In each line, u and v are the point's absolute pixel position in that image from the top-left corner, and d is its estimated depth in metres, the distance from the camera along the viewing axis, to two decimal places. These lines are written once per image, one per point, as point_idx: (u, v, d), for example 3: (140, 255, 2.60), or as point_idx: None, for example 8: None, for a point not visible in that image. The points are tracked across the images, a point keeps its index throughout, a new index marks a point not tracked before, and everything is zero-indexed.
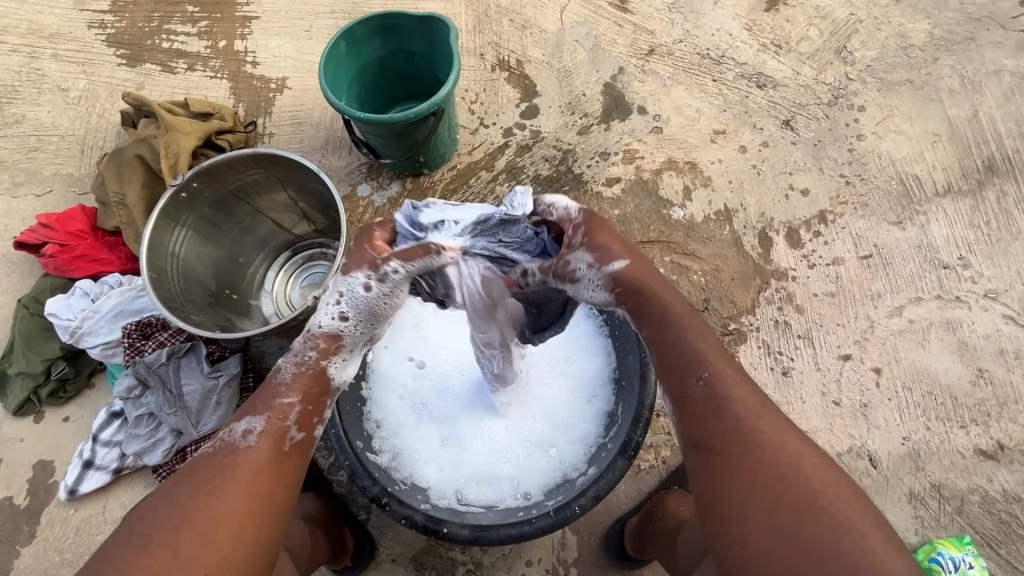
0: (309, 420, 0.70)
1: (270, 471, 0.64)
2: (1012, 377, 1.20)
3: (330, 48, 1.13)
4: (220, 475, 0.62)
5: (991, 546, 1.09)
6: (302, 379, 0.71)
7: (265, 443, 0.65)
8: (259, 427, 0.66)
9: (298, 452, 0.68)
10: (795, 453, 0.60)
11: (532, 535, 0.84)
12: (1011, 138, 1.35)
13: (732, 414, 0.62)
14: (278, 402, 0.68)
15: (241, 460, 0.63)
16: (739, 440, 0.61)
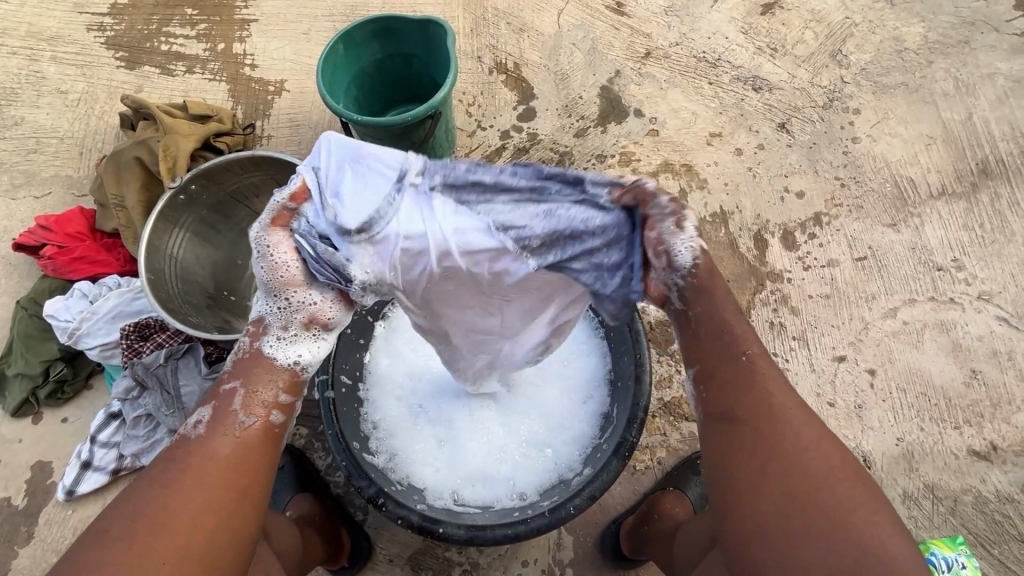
0: (258, 404, 0.62)
1: (229, 460, 0.59)
2: (1005, 378, 1.20)
3: (328, 51, 1.14)
4: (177, 469, 0.58)
5: (984, 546, 1.10)
6: (243, 363, 0.63)
7: (214, 432, 0.60)
8: (207, 415, 0.61)
9: (256, 441, 0.61)
10: (823, 455, 0.59)
11: (527, 535, 0.84)
12: (1005, 141, 1.36)
13: (764, 396, 0.62)
14: (223, 389, 0.62)
15: (198, 450, 0.59)
16: (767, 423, 0.61)
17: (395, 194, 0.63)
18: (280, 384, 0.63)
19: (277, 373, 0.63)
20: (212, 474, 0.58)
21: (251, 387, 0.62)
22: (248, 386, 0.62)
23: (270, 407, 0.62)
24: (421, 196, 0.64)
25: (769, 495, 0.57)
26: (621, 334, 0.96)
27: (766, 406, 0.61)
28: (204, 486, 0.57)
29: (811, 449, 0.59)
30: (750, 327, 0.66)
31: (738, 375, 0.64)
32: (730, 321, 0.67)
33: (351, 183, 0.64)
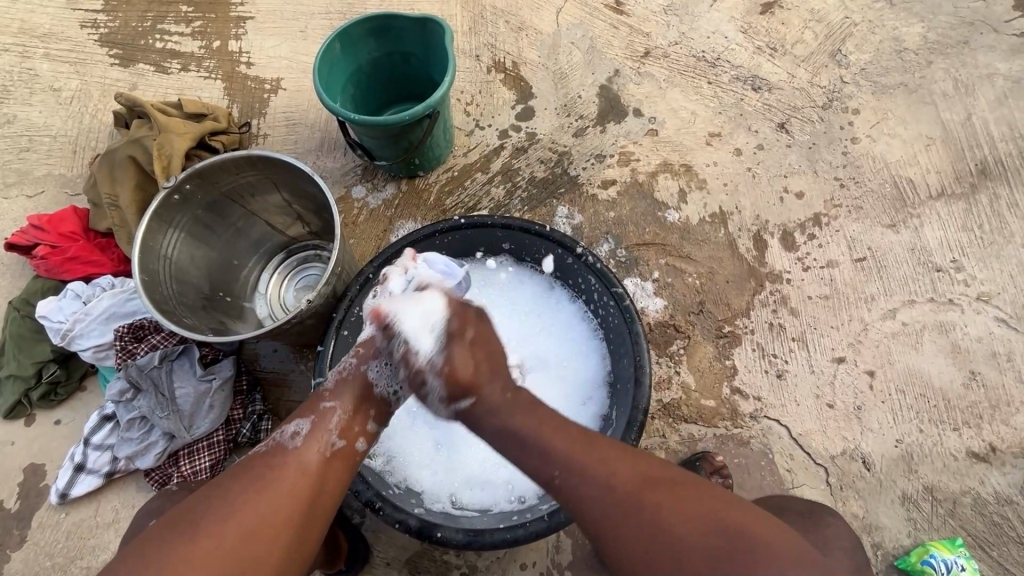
0: (352, 432, 0.77)
1: (312, 475, 0.70)
2: (1004, 379, 1.20)
3: (325, 48, 1.12)
4: (262, 475, 0.67)
5: (982, 548, 1.10)
6: (348, 387, 0.80)
7: (309, 445, 0.72)
8: (305, 428, 0.74)
9: (340, 465, 0.74)
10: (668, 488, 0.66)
11: (526, 540, 0.84)
12: (1003, 142, 1.36)
13: (596, 480, 0.67)
14: (322, 408, 0.77)
15: (287, 461, 0.70)
16: (623, 504, 0.65)
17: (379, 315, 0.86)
18: (374, 415, 0.80)
19: (376, 405, 0.81)
20: (293, 488, 0.67)
21: (347, 410, 0.77)
22: (344, 410, 0.77)
23: (361, 434, 0.78)
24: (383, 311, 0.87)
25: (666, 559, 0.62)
26: (621, 336, 0.96)
27: (607, 498, 0.66)
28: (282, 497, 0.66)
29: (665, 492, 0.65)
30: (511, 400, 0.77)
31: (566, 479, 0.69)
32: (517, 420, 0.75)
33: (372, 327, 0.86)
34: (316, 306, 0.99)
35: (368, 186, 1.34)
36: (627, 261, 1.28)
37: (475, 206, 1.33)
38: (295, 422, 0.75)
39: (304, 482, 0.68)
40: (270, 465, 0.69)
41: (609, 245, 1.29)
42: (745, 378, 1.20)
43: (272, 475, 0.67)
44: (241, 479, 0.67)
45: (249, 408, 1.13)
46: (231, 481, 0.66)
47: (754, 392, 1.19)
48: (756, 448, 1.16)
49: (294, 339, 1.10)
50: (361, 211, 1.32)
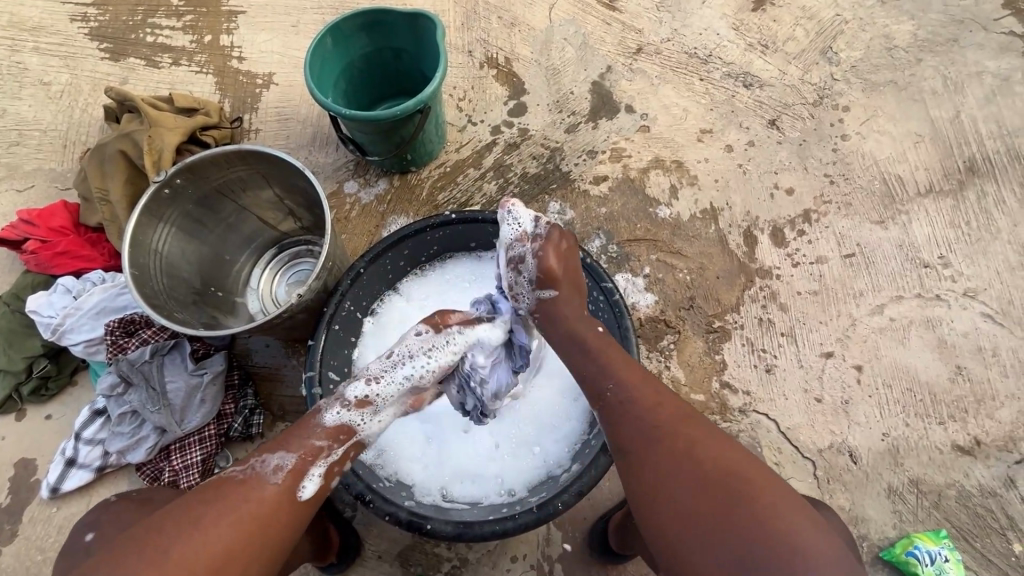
0: (330, 472, 0.76)
1: (284, 512, 0.69)
2: (989, 374, 1.22)
3: (316, 43, 1.12)
4: (243, 506, 0.66)
5: (966, 540, 1.11)
6: (336, 430, 0.79)
7: (288, 482, 0.71)
8: (290, 463, 0.72)
9: (311, 505, 0.73)
10: (701, 435, 0.70)
11: (515, 531, 0.85)
12: (991, 140, 1.37)
13: (643, 415, 0.73)
14: (311, 445, 0.76)
15: (265, 494, 0.68)
16: (655, 442, 0.70)
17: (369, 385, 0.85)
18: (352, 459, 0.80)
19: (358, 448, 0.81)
20: (267, 527, 0.66)
21: (333, 453, 0.78)
22: (327, 450, 0.77)
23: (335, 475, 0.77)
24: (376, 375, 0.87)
25: (677, 496, 0.66)
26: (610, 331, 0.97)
27: (647, 422, 0.72)
28: (257, 532, 0.65)
29: (694, 438, 0.69)
30: (595, 336, 0.85)
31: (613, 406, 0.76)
32: (596, 353, 0.82)
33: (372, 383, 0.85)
34: (307, 300, 0.99)
35: (360, 181, 1.34)
36: (618, 257, 1.29)
37: (468, 202, 1.33)
38: (280, 453, 0.73)
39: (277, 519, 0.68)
40: (250, 494, 0.67)
41: (600, 241, 1.30)
42: (734, 372, 1.21)
43: (249, 508, 0.66)
44: (220, 502, 0.65)
45: (241, 403, 1.13)
46: (212, 503, 0.65)
47: (744, 386, 1.20)
48: (745, 442, 1.17)
49: (286, 333, 1.10)
50: (353, 206, 1.32)
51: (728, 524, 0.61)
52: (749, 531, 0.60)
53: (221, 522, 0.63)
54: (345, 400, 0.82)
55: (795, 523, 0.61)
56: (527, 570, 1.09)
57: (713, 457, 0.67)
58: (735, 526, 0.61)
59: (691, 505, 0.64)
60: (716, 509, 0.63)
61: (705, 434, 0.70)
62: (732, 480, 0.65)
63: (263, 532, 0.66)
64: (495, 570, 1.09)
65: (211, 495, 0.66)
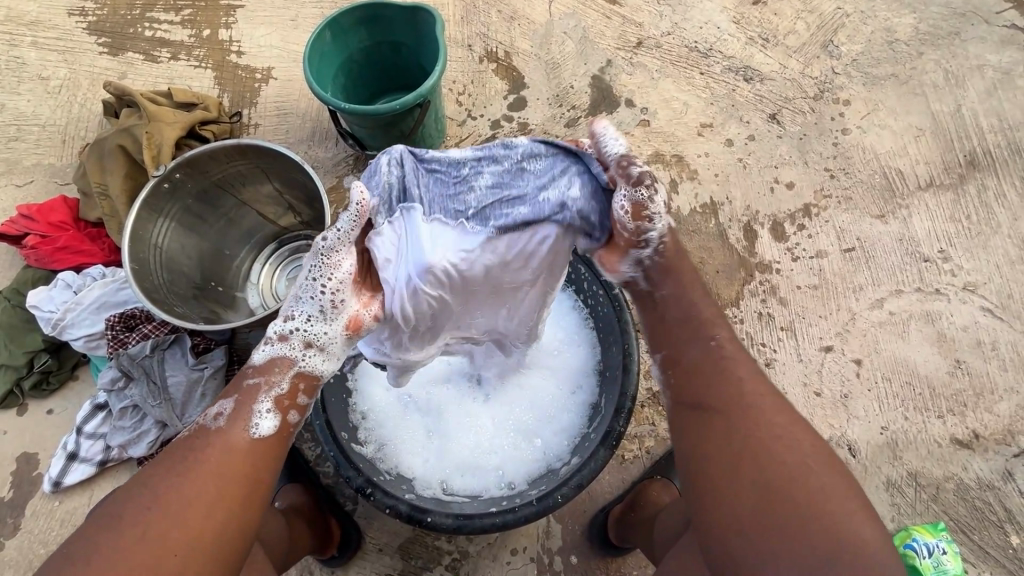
0: (281, 405, 0.65)
1: (238, 455, 0.61)
2: (989, 367, 1.22)
3: (314, 37, 1.12)
4: (187, 463, 0.59)
5: (964, 532, 1.12)
6: (273, 365, 0.66)
7: (233, 426, 0.62)
8: (229, 408, 0.64)
9: (274, 444, 0.64)
10: (781, 418, 0.65)
11: (515, 524, 0.85)
12: (992, 134, 1.37)
13: (728, 380, 0.68)
14: (245, 383, 0.65)
15: (210, 444, 0.61)
16: (728, 416, 0.65)
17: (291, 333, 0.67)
18: (306, 391, 0.67)
19: (310, 380, 0.68)
20: (219, 477, 0.59)
21: (277, 385, 0.65)
22: (269, 383, 0.65)
23: (294, 408, 0.66)
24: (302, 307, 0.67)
25: (738, 475, 0.61)
26: (609, 324, 0.97)
27: (735, 391, 0.67)
28: (208, 484, 0.58)
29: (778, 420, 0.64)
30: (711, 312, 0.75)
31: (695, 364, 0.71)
32: (693, 316, 0.75)
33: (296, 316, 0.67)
34: None
35: (359, 176, 1.33)
36: None
37: None
38: (220, 401, 0.65)
39: (236, 466, 0.60)
40: (199, 451, 0.60)
41: None
42: None
43: (194, 460, 0.59)
44: (165, 463, 0.59)
45: None
46: (158, 466, 0.59)
47: None
48: None
49: None
50: None
51: (788, 518, 0.57)
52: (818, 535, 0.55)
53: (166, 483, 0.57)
54: (270, 336, 0.68)
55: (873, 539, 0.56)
56: (526, 563, 1.10)
57: (798, 451, 0.62)
58: (803, 527, 0.56)
59: (753, 490, 0.60)
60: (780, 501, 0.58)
61: (785, 419, 0.65)
62: (811, 477, 0.60)
63: (216, 483, 0.58)
64: (495, 563, 1.10)
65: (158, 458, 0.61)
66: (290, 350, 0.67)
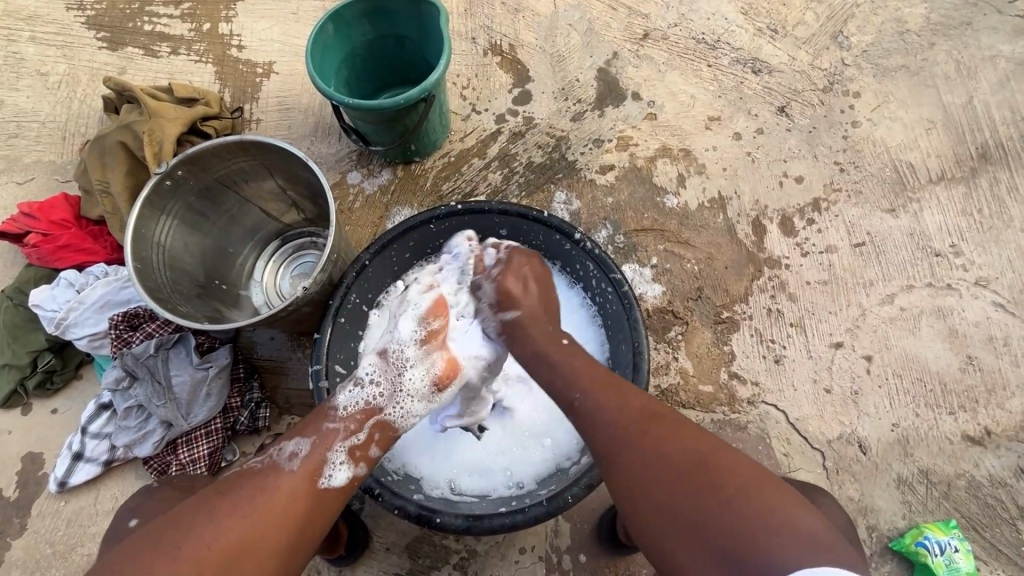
0: (352, 456, 0.74)
1: (305, 499, 0.68)
2: (1000, 363, 1.20)
3: (317, 30, 1.10)
4: (261, 495, 0.66)
5: (976, 530, 1.11)
6: (354, 414, 0.77)
7: (308, 470, 0.70)
8: (303, 450, 0.71)
9: (334, 497, 0.71)
10: (667, 429, 0.66)
11: (525, 524, 0.84)
12: (1005, 126, 1.35)
13: (603, 418, 0.69)
14: (326, 428, 0.75)
15: (283, 483, 0.68)
16: (619, 450, 0.66)
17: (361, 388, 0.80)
18: (378, 440, 0.78)
19: (383, 429, 0.79)
20: (288, 517, 0.65)
21: (355, 435, 0.76)
22: (348, 432, 0.75)
23: (363, 459, 0.75)
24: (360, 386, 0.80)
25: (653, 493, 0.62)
26: (619, 322, 0.96)
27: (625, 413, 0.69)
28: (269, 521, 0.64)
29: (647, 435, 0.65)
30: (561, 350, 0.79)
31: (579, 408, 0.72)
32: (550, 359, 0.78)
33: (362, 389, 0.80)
34: (313, 293, 0.99)
35: (363, 172, 1.32)
36: (626, 247, 1.27)
37: (473, 192, 1.31)
38: (296, 441, 0.73)
39: (302, 509, 0.67)
40: (265, 487, 0.67)
41: (607, 231, 1.29)
42: (743, 363, 1.20)
43: (265, 496, 0.65)
44: (238, 492, 0.65)
45: (247, 396, 1.13)
46: (230, 493, 0.65)
47: (752, 377, 1.19)
48: (754, 433, 1.17)
49: (289, 326, 1.09)
50: (357, 197, 1.30)
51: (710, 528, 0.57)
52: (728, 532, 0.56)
53: (239, 511, 0.63)
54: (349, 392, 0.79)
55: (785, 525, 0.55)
56: (535, 562, 1.09)
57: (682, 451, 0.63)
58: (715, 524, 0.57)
59: (665, 488, 0.61)
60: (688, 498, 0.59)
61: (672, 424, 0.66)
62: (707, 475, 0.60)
63: (284, 520, 0.65)
64: (503, 562, 1.09)
65: (229, 485, 0.67)
66: (373, 398, 0.79)
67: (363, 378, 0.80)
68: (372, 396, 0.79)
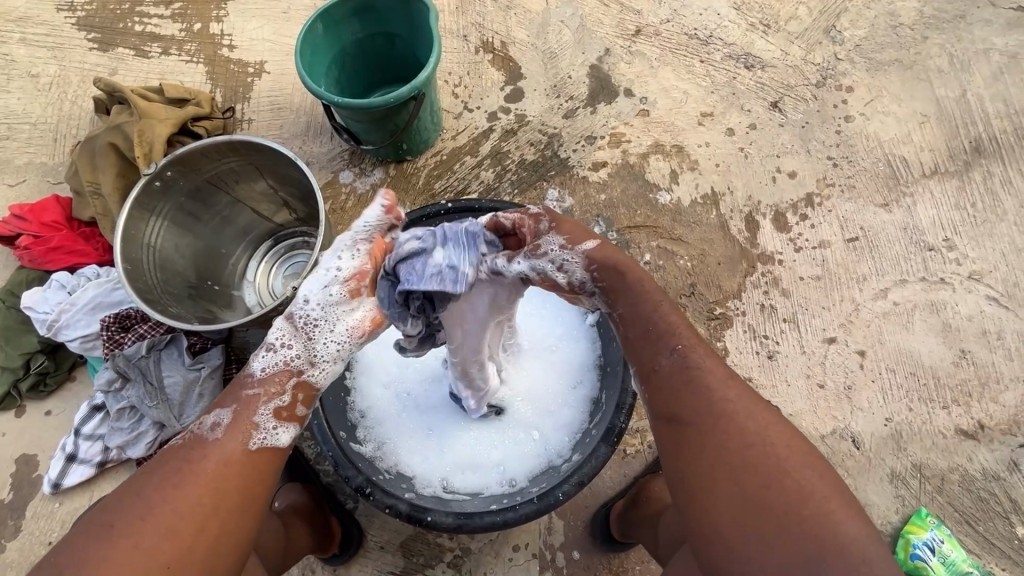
0: (280, 416, 0.69)
1: (236, 467, 0.64)
2: (994, 357, 1.20)
3: (306, 30, 1.09)
4: (188, 474, 0.61)
5: (969, 524, 1.11)
6: (273, 375, 0.71)
7: (233, 438, 0.65)
8: (226, 419, 0.66)
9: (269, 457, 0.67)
10: (765, 428, 0.62)
11: (517, 522, 0.84)
12: (998, 119, 1.35)
13: (701, 387, 0.66)
14: (246, 395, 0.69)
15: (207, 455, 0.63)
16: (705, 428, 0.63)
17: (271, 357, 0.71)
18: (303, 400, 0.72)
19: (306, 389, 0.72)
20: (222, 485, 0.62)
21: (280, 397, 0.70)
22: (271, 395, 0.69)
23: (292, 418, 0.70)
24: (271, 356, 0.71)
25: (720, 484, 0.60)
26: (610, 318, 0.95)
27: (708, 396, 0.65)
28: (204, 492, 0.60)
29: (752, 420, 0.63)
30: (666, 309, 0.73)
31: (668, 372, 0.68)
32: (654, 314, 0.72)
33: (275, 359, 0.71)
34: (303, 294, 0.99)
35: (355, 171, 1.32)
36: (619, 243, 1.27)
37: (465, 190, 1.31)
38: (217, 411, 0.68)
39: (238, 478, 0.63)
40: (194, 460, 0.63)
41: (600, 228, 1.28)
42: (736, 359, 1.20)
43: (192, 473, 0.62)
44: (162, 470, 0.62)
45: None
46: (154, 474, 0.61)
47: (745, 373, 1.19)
48: None
49: None
50: (349, 196, 1.30)
51: (774, 521, 0.56)
52: (798, 532, 0.55)
53: (162, 487, 0.60)
54: (264, 348, 0.72)
55: (862, 537, 0.54)
56: (528, 560, 1.09)
57: (766, 454, 0.60)
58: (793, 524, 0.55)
59: (739, 490, 0.58)
60: (766, 498, 0.57)
61: (777, 432, 0.62)
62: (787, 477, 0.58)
63: (216, 490, 0.61)
64: (496, 560, 1.09)
65: (154, 465, 0.63)
66: (290, 360, 0.72)
67: (274, 341, 0.72)
68: (281, 363, 0.71)
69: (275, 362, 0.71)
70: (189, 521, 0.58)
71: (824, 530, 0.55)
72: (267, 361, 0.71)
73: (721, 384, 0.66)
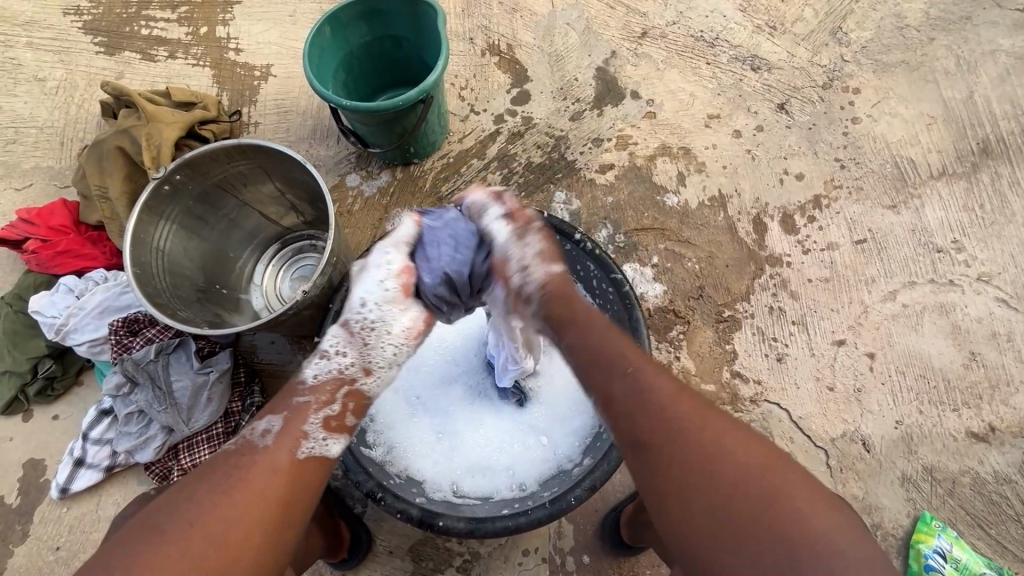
0: (330, 427, 0.69)
1: (282, 477, 0.63)
2: (1003, 359, 1.20)
3: (314, 33, 1.09)
4: (236, 481, 0.60)
5: (981, 527, 1.11)
6: (325, 386, 0.72)
7: (279, 446, 0.64)
8: (277, 426, 0.66)
9: (313, 467, 0.66)
10: (726, 436, 0.61)
11: (528, 527, 0.84)
12: (1006, 121, 1.34)
13: (655, 406, 0.64)
14: (297, 403, 0.69)
15: (256, 463, 0.63)
16: (667, 447, 0.61)
17: (330, 361, 0.74)
18: (353, 410, 0.73)
19: (357, 399, 0.73)
20: (270, 495, 0.61)
21: (330, 407, 0.70)
22: (321, 404, 0.70)
23: (342, 429, 0.70)
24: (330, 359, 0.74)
25: (695, 502, 0.58)
26: None
27: (663, 415, 0.63)
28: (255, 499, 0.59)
29: (710, 430, 0.61)
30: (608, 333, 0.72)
31: (624, 398, 0.66)
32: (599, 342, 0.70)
33: (333, 363, 0.74)
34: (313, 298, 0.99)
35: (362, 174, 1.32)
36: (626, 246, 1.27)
37: None
38: (269, 417, 0.68)
39: (282, 488, 0.62)
40: (242, 466, 0.62)
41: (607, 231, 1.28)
42: (745, 361, 1.19)
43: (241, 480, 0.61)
44: (209, 477, 0.61)
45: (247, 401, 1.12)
46: (205, 479, 0.60)
47: (754, 376, 1.19)
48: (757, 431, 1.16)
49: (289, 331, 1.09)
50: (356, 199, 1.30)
51: (750, 532, 0.55)
52: (776, 539, 0.54)
53: (209, 494, 0.59)
54: (320, 352, 0.75)
55: (840, 534, 0.54)
56: (539, 564, 1.09)
57: (732, 463, 0.59)
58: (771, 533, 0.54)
59: (712, 506, 0.57)
60: (739, 509, 0.56)
61: (741, 438, 0.61)
62: (756, 484, 0.57)
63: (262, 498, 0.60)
64: (506, 564, 1.09)
65: (203, 470, 0.62)
66: (344, 367, 0.74)
67: (330, 346, 0.75)
68: (336, 366, 0.74)
69: (331, 366, 0.74)
70: (234, 530, 0.57)
71: (801, 532, 0.54)
72: (326, 366, 0.74)
73: (674, 398, 0.64)
